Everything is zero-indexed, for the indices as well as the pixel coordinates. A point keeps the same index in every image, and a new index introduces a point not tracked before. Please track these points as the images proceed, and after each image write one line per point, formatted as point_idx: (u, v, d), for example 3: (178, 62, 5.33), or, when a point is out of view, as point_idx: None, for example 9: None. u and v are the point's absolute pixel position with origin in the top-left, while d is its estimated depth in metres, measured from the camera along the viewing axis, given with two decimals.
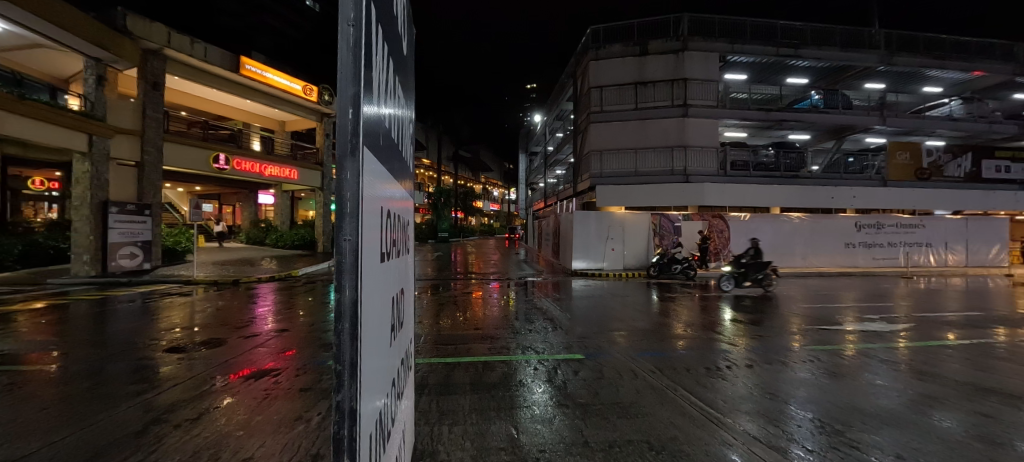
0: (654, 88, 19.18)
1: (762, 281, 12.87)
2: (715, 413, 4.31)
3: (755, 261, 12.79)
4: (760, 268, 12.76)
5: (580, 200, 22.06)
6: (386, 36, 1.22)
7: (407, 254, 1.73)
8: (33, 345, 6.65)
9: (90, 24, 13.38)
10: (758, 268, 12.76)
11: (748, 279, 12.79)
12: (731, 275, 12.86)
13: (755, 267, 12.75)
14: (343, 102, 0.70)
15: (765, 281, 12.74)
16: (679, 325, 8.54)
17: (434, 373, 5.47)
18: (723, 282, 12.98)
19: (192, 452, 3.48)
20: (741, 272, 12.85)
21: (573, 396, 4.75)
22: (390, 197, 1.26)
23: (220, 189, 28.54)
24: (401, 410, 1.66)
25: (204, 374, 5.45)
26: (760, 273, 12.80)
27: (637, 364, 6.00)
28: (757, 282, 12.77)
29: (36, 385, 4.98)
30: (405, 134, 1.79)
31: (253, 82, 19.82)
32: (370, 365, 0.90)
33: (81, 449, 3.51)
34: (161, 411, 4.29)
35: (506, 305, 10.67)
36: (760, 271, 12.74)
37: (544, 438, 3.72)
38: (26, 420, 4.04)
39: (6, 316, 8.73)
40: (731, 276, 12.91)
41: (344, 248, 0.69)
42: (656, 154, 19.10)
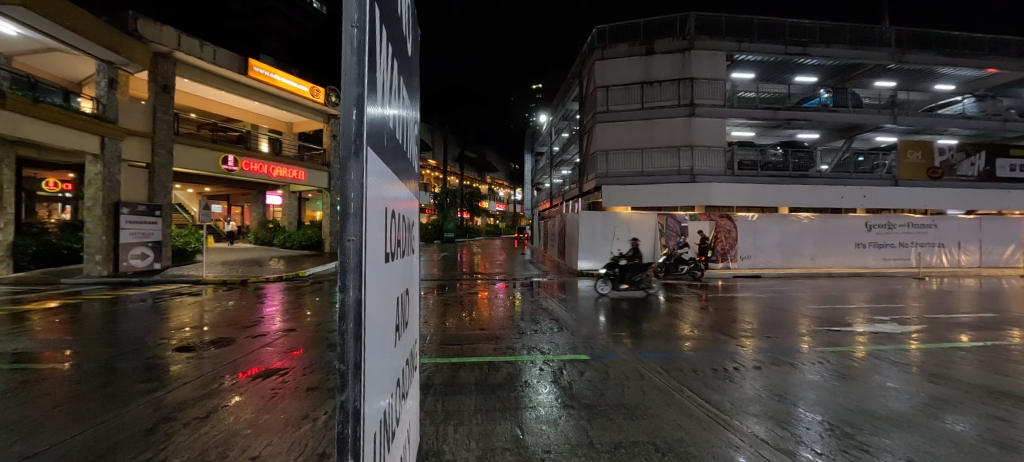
0: (660, 88, 19.08)
1: (640, 283, 12.41)
2: (723, 414, 4.28)
3: (630, 264, 12.32)
4: (635, 271, 12.31)
5: (586, 200, 21.97)
6: (391, 39, 1.22)
7: (412, 254, 1.76)
8: (47, 345, 6.74)
9: (102, 29, 13.61)
10: (634, 270, 12.33)
11: (623, 282, 12.30)
12: (606, 278, 12.44)
13: (631, 269, 12.29)
14: (348, 103, 0.69)
15: (642, 283, 12.28)
16: (686, 325, 8.50)
17: (440, 373, 5.49)
18: (600, 285, 12.57)
19: (199, 451, 3.50)
20: (616, 274, 12.41)
21: (579, 397, 4.74)
22: (395, 198, 1.28)
23: (228, 190, 28.83)
24: (407, 410, 1.66)
25: (213, 373, 5.50)
26: (637, 276, 12.33)
27: (643, 365, 5.98)
28: (634, 284, 12.28)
29: (51, 383, 5.08)
30: (410, 135, 1.82)
31: (261, 84, 20.00)
32: (375, 370, 0.89)
33: (91, 447, 3.56)
34: (170, 409, 4.34)
35: (512, 305, 10.70)
36: (636, 272, 12.26)
37: (549, 438, 3.72)
38: (39, 417, 4.13)
39: (20, 316, 8.86)
40: (607, 279, 12.50)
41: (347, 248, 0.68)
42: (663, 153, 18.96)
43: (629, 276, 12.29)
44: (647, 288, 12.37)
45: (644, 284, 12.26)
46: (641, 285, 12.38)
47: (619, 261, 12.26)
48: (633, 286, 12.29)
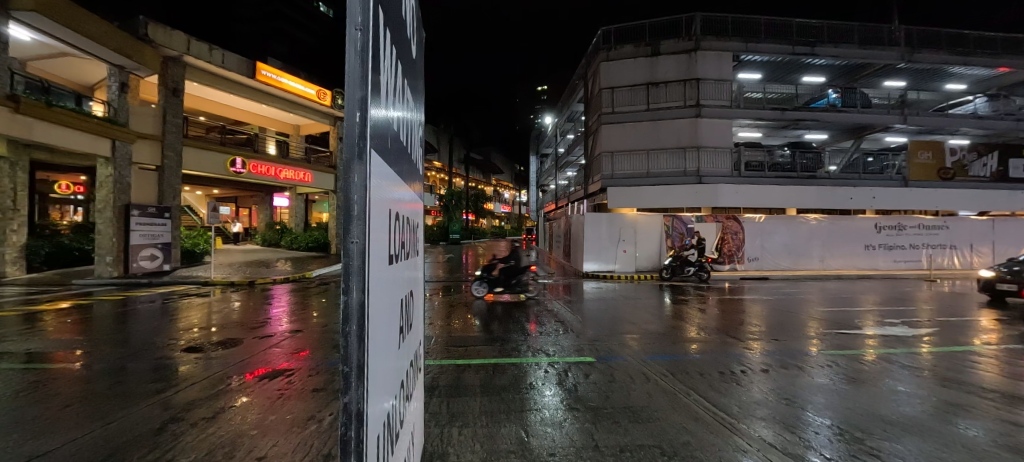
0: (666, 89, 19.01)
1: (516, 286, 11.80)
2: (730, 418, 4.24)
3: (508, 267, 11.64)
4: (512, 275, 11.72)
5: (591, 202, 21.93)
6: (397, 43, 1.24)
7: (416, 255, 1.76)
8: (59, 345, 6.83)
9: (114, 33, 13.86)
10: (509, 274, 11.65)
11: (498, 285, 11.71)
12: (482, 280, 11.82)
13: (507, 273, 11.69)
14: (352, 105, 0.69)
15: (517, 286, 11.69)
16: (692, 328, 8.43)
17: (445, 374, 5.52)
18: (476, 287, 11.92)
19: (207, 451, 3.53)
20: (491, 277, 11.82)
21: (584, 400, 4.72)
22: (399, 199, 1.29)
23: (235, 193, 29.10)
24: (412, 411, 1.67)
25: (221, 373, 5.56)
26: (514, 278, 11.75)
27: (648, 367, 5.94)
28: (509, 288, 11.70)
29: (61, 383, 5.14)
30: (414, 138, 1.83)
31: (269, 87, 20.23)
32: (379, 370, 0.89)
33: (101, 446, 3.61)
34: (178, 409, 4.38)
35: (516, 306, 10.72)
36: (512, 275, 11.67)
37: (554, 441, 3.70)
38: (50, 417, 4.18)
39: (33, 316, 9.02)
40: (482, 281, 11.83)
41: (351, 250, 0.68)
42: (669, 155, 18.85)
43: (504, 280, 11.65)
44: (525, 291, 11.83)
45: (520, 288, 11.74)
46: (518, 290, 11.85)
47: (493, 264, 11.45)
48: (507, 289, 11.69)
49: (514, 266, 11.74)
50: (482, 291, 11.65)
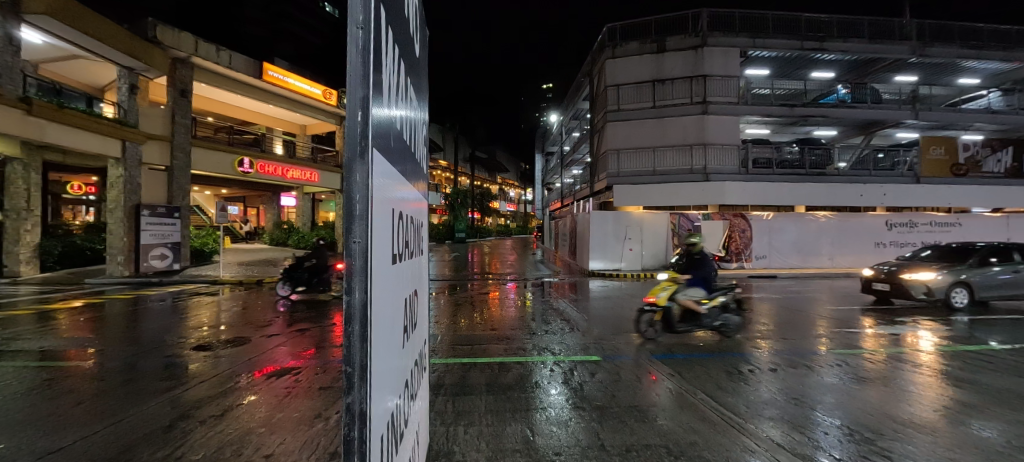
0: (672, 86, 18.85)
1: (318, 283, 11.42)
2: (738, 418, 4.19)
3: (312, 266, 11.37)
4: (314, 273, 11.34)
5: (597, 200, 21.80)
6: (398, 40, 1.20)
7: (421, 255, 1.73)
8: (72, 343, 6.97)
9: (123, 36, 14.06)
10: (309, 271, 11.38)
11: (299, 283, 11.33)
12: (285, 278, 11.42)
13: (311, 270, 11.33)
14: (354, 104, 0.68)
15: (320, 284, 11.37)
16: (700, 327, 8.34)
17: (451, 373, 5.52)
18: (281, 287, 11.57)
19: (216, 448, 3.57)
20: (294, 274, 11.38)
21: (589, 399, 4.70)
22: (402, 199, 1.25)
23: (244, 192, 29.39)
24: (418, 410, 1.68)
25: (230, 371, 5.61)
26: (317, 277, 11.43)
27: (655, 366, 5.91)
28: (311, 286, 11.34)
29: (72, 381, 5.21)
30: (417, 135, 1.80)
31: (275, 87, 20.39)
32: (382, 368, 0.88)
33: (114, 442, 3.67)
34: (187, 407, 4.43)
35: (522, 305, 10.72)
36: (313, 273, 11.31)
37: (560, 440, 3.70)
38: (60, 414, 4.25)
39: (45, 315, 9.17)
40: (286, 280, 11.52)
41: (352, 250, 0.67)
42: (675, 152, 18.69)
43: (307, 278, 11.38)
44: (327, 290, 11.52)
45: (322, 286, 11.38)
46: (322, 289, 11.54)
47: (297, 260, 11.28)
48: (308, 287, 11.32)
49: (317, 265, 11.47)
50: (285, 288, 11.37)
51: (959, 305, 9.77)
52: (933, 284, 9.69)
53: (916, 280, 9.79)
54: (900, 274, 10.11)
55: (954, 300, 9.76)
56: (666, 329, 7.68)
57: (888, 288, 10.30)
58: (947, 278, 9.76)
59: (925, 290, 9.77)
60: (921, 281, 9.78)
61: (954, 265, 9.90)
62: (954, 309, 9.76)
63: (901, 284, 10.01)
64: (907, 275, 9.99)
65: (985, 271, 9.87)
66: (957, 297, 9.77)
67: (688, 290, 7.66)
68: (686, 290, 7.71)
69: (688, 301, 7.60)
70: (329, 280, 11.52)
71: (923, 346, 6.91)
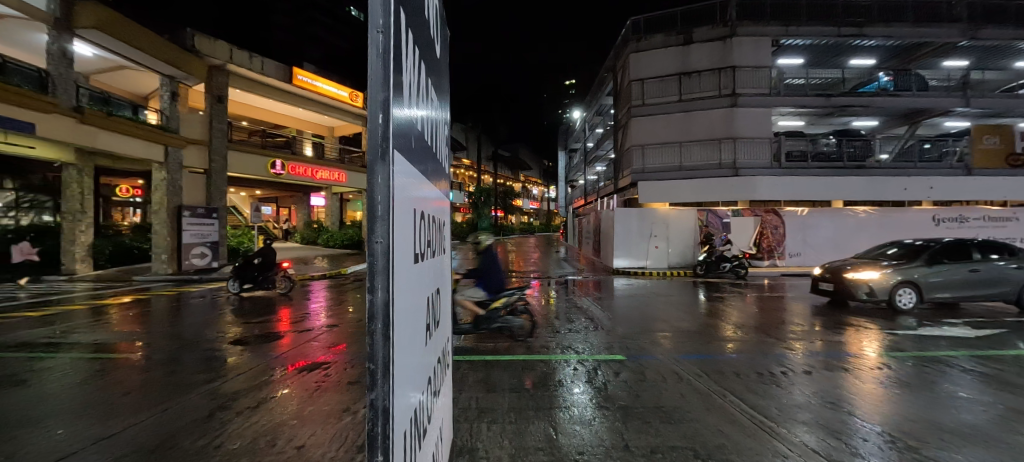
0: (699, 78, 18.20)
1: (265, 281, 11.88)
2: (769, 421, 4.06)
3: (258, 264, 11.77)
4: (260, 270, 11.78)
5: (622, 197, 21.50)
6: (419, 44, 1.24)
7: (443, 253, 1.76)
8: (122, 336, 7.45)
9: (164, 46, 14.85)
10: (257, 269, 11.80)
11: (246, 281, 11.77)
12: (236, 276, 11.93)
13: (255, 268, 11.77)
14: (373, 108, 0.69)
15: (266, 282, 11.82)
16: (729, 327, 8.12)
17: (474, 371, 5.57)
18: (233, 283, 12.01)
19: (251, 438, 3.74)
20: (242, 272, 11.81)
21: (614, 399, 4.65)
22: (423, 199, 1.26)
23: (276, 193, 30.53)
24: (441, 407, 1.70)
25: (265, 365, 5.87)
26: (264, 275, 11.84)
27: (682, 367, 5.78)
28: (257, 283, 11.80)
29: (123, 371, 5.59)
30: (439, 135, 1.83)
31: (304, 91, 21.06)
32: (405, 364, 0.90)
33: (159, 430, 3.90)
34: (226, 398, 4.66)
35: (546, 303, 10.68)
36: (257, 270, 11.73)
37: (582, 440, 3.67)
38: (112, 403, 4.55)
39: (99, 309, 9.85)
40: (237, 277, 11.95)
41: (374, 252, 0.67)
42: (703, 146, 18.16)
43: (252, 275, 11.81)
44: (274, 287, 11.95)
45: (269, 284, 11.84)
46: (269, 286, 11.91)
47: (245, 258, 11.69)
48: (255, 284, 11.79)
49: (264, 263, 11.90)
50: (234, 285, 11.75)
51: (906, 307, 9.27)
52: (876, 284, 9.26)
53: (859, 278, 9.41)
54: (844, 273, 9.72)
55: (899, 301, 9.27)
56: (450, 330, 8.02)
57: (833, 288, 9.87)
58: (893, 277, 9.27)
59: (867, 289, 9.36)
60: (864, 281, 9.37)
61: (903, 265, 9.36)
62: (899, 311, 9.28)
63: (844, 283, 9.61)
64: (850, 273, 9.62)
65: (935, 271, 9.26)
66: (902, 298, 9.27)
67: (469, 292, 7.97)
68: (468, 291, 8.00)
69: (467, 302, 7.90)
70: (274, 277, 11.87)
71: (866, 350, 6.50)
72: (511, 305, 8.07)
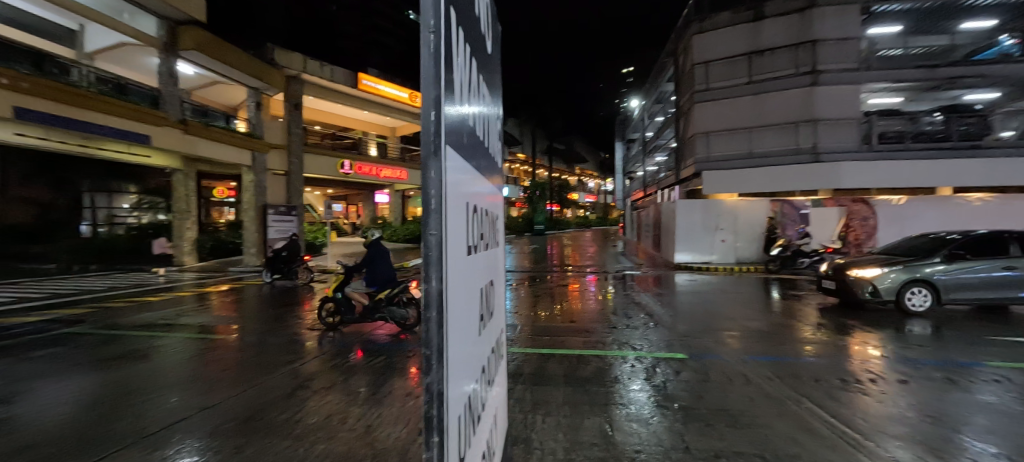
0: (772, 56, 16.70)
1: (290, 272, 13.74)
2: (853, 433, 3.67)
3: (285, 256, 13.70)
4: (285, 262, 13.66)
5: (684, 189, 20.45)
6: (470, 39, 1.26)
7: (496, 247, 1.79)
8: (222, 319, 8.51)
9: (249, 61, 16.47)
10: (284, 261, 13.72)
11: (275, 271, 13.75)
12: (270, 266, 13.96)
13: (282, 259, 13.74)
14: (427, 104, 0.71)
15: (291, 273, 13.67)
16: (808, 328, 7.46)
17: (529, 362, 5.64)
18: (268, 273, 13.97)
19: (326, 414, 4.10)
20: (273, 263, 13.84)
21: (674, 398, 4.48)
22: (477, 192, 1.28)
23: (346, 192, 32.80)
24: (496, 396, 1.75)
25: (338, 349, 6.39)
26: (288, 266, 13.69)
27: (751, 369, 5.40)
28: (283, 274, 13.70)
29: (222, 350, 6.38)
30: (493, 130, 1.85)
31: (369, 94, 22.33)
32: (458, 355, 0.92)
33: (249, 403, 4.40)
34: (305, 378, 5.14)
35: (603, 298, 10.48)
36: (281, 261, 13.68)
37: (640, 438, 3.58)
38: (212, 377, 5.21)
39: (203, 296, 11.30)
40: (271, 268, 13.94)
41: (428, 242, 0.70)
42: (777, 131, 16.58)
43: (280, 266, 13.75)
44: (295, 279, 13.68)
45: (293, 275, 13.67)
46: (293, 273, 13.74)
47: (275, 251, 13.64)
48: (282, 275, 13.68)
49: (291, 255, 13.84)
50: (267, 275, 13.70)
51: (917, 308, 8.48)
52: (880, 282, 8.56)
53: (861, 276, 8.76)
54: (847, 270, 9.06)
55: (909, 302, 8.51)
56: (342, 323, 7.62)
57: (835, 285, 9.30)
58: (900, 275, 8.49)
59: (871, 288, 8.66)
60: (868, 279, 8.69)
61: (911, 262, 8.54)
62: (908, 313, 8.50)
63: (846, 280, 9.00)
64: (854, 270, 8.95)
65: (954, 269, 8.38)
66: (913, 299, 8.50)
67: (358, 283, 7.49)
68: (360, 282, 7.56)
69: (357, 294, 7.53)
70: (296, 268, 13.68)
71: (963, 359, 5.71)
72: (399, 296, 7.41)
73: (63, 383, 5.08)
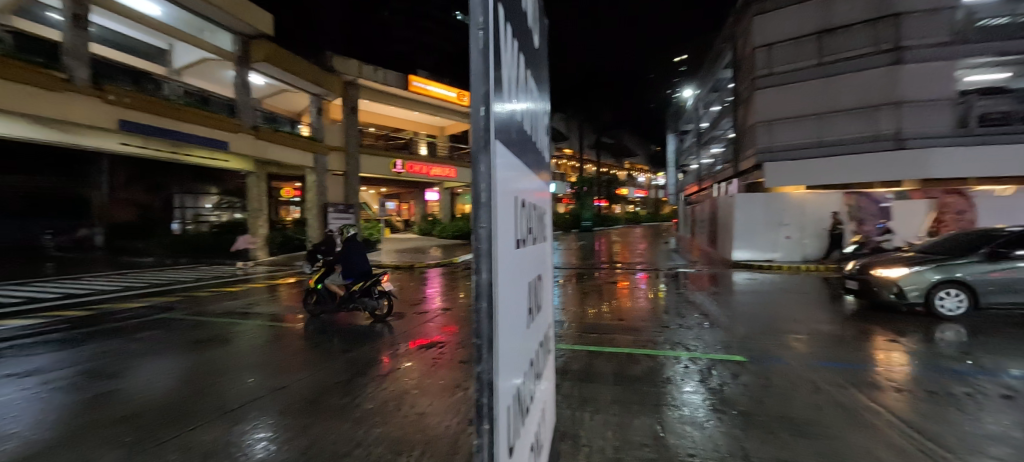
0: (846, 34, 15.16)
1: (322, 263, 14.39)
2: (943, 451, 3.28)
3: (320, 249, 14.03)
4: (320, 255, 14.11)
5: (743, 182, 19.22)
6: (517, 35, 1.26)
7: (544, 242, 1.79)
8: (289, 309, 9.21)
9: (311, 69, 17.63)
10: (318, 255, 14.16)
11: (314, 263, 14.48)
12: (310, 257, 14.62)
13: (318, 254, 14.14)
14: (476, 101, 0.72)
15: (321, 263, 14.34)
16: (887, 333, 6.77)
17: (577, 359, 5.58)
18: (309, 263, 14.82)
19: (382, 401, 4.32)
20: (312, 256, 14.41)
21: (732, 402, 4.24)
22: (526, 188, 1.29)
23: (398, 190, 34.18)
24: (544, 392, 1.74)
25: (392, 340, 6.70)
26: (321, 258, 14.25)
27: (819, 375, 4.99)
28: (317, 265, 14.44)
29: (290, 338, 6.92)
30: (539, 125, 1.84)
31: (418, 95, 23.07)
32: (507, 346, 0.93)
33: (313, 387, 4.73)
34: (362, 366, 5.44)
35: (654, 296, 10.13)
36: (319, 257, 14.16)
37: (694, 442, 3.43)
38: (282, 362, 5.66)
39: (273, 288, 12.29)
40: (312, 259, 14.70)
41: (478, 235, 0.71)
42: (851, 117, 15.08)
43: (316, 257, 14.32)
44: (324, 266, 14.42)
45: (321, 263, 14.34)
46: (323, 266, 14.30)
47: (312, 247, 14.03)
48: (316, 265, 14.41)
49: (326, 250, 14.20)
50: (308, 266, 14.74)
51: (950, 313, 7.67)
52: (903, 282, 7.89)
53: (883, 275, 8.12)
54: (871, 270, 8.43)
55: (939, 305, 7.72)
56: (323, 311, 8.26)
57: (859, 286, 8.63)
58: (928, 275, 7.76)
59: (895, 289, 7.99)
60: (892, 279, 8.03)
61: (943, 261, 7.78)
62: (941, 318, 7.71)
63: (869, 281, 8.36)
64: (878, 269, 8.31)
65: (996, 270, 7.52)
66: (945, 302, 7.69)
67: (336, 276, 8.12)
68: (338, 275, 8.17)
69: (336, 285, 8.16)
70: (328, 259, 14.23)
71: None
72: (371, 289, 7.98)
73: (159, 362, 5.73)
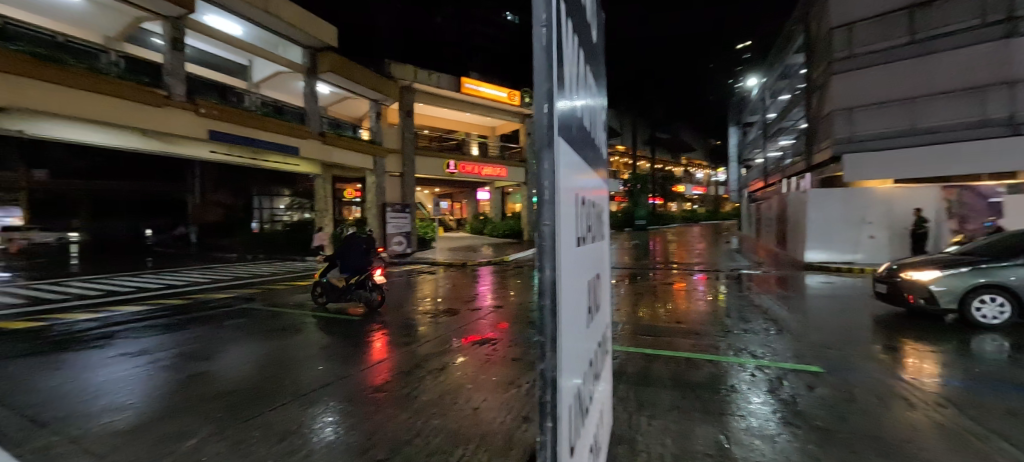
0: (945, 6, 13.50)
1: None
2: None
3: None
4: None
5: (817, 176, 17.61)
6: (577, 30, 1.24)
7: (602, 240, 1.75)
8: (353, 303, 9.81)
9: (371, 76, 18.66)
10: None
11: None
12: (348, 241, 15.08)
13: None
14: (538, 98, 0.71)
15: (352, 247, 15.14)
16: (999, 346, 5.90)
17: (633, 362, 5.42)
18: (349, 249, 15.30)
19: (439, 393, 4.47)
20: None
21: (807, 416, 3.91)
22: (585, 185, 1.26)
23: (451, 190, 35.13)
24: (602, 392, 1.70)
25: (446, 335, 6.92)
26: None
27: (912, 391, 4.45)
28: None
29: (354, 330, 7.36)
30: (597, 121, 1.80)
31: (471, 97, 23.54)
32: (569, 343, 0.92)
33: (375, 376, 5.00)
34: (419, 359, 5.66)
35: (714, 299, 9.59)
36: None
37: (764, 455, 3.21)
38: (347, 352, 6.04)
39: None
40: None
41: (542, 232, 0.70)
42: (950, 100, 13.37)
43: None
44: None
45: None
46: None
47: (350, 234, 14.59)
48: None
49: None
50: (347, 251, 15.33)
51: (989, 321, 6.70)
52: (935, 286, 6.92)
53: (914, 278, 7.15)
54: (902, 272, 7.47)
55: (977, 314, 6.76)
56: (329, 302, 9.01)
57: (887, 291, 7.70)
58: (965, 279, 6.78)
59: (927, 295, 7.03)
60: (923, 283, 7.05)
61: (987, 264, 6.77)
62: (980, 327, 6.75)
63: (897, 284, 7.43)
64: (907, 271, 7.35)
65: None
66: (983, 309, 6.74)
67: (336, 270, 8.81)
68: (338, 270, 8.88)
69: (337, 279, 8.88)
70: None
71: None
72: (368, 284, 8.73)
73: (242, 348, 6.33)
